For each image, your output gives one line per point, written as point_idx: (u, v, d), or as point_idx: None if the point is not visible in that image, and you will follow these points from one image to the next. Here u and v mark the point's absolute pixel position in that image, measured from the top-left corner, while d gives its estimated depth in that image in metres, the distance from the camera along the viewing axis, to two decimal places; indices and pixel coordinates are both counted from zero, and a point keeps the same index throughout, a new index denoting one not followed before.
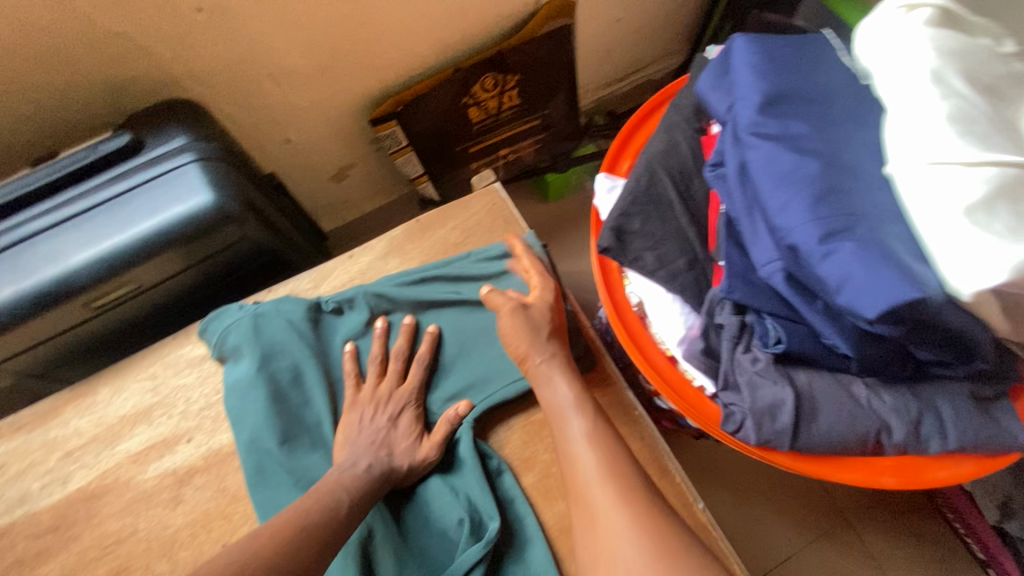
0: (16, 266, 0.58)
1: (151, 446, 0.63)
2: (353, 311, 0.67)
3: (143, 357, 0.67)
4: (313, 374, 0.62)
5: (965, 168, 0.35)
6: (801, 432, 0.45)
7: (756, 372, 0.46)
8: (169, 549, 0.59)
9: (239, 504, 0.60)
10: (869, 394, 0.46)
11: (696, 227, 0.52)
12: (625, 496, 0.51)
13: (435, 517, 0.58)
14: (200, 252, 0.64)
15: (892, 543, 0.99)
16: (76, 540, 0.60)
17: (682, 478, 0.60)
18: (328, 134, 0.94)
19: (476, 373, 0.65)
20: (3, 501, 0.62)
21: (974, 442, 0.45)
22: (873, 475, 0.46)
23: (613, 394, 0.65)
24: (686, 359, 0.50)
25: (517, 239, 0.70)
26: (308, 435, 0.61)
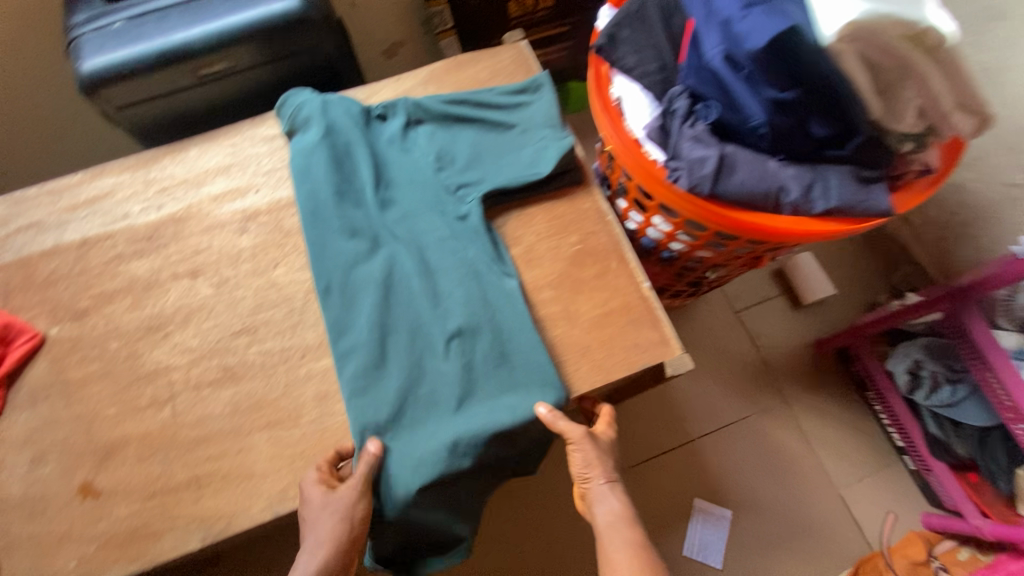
0: (153, 29, 0.76)
1: (226, 192, 0.81)
2: (396, 117, 0.83)
3: (226, 130, 0.85)
4: (361, 151, 0.78)
5: None
6: (720, 180, 0.60)
7: (694, 138, 0.61)
8: (235, 260, 0.76)
9: (291, 237, 0.78)
10: (777, 166, 0.61)
11: (671, 45, 0.67)
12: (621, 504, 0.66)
13: (438, 264, 0.73)
14: (284, 46, 0.81)
15: (820, 423, 1.15)
16: (164, 247, 0.78)
17: (635, 264, 0.76)
18: (387, 6, 1.11)
19: (486, 171, 0.79)
20: (111, 214, 0.80)
21: (851, 204, 0.59)
22: (772, 226, 0.61)
23: (592, 201, 0.80)
24: (647, 138, 0.66)
25: (533, 79, 0.85)
26: (354, 193, 0.77)
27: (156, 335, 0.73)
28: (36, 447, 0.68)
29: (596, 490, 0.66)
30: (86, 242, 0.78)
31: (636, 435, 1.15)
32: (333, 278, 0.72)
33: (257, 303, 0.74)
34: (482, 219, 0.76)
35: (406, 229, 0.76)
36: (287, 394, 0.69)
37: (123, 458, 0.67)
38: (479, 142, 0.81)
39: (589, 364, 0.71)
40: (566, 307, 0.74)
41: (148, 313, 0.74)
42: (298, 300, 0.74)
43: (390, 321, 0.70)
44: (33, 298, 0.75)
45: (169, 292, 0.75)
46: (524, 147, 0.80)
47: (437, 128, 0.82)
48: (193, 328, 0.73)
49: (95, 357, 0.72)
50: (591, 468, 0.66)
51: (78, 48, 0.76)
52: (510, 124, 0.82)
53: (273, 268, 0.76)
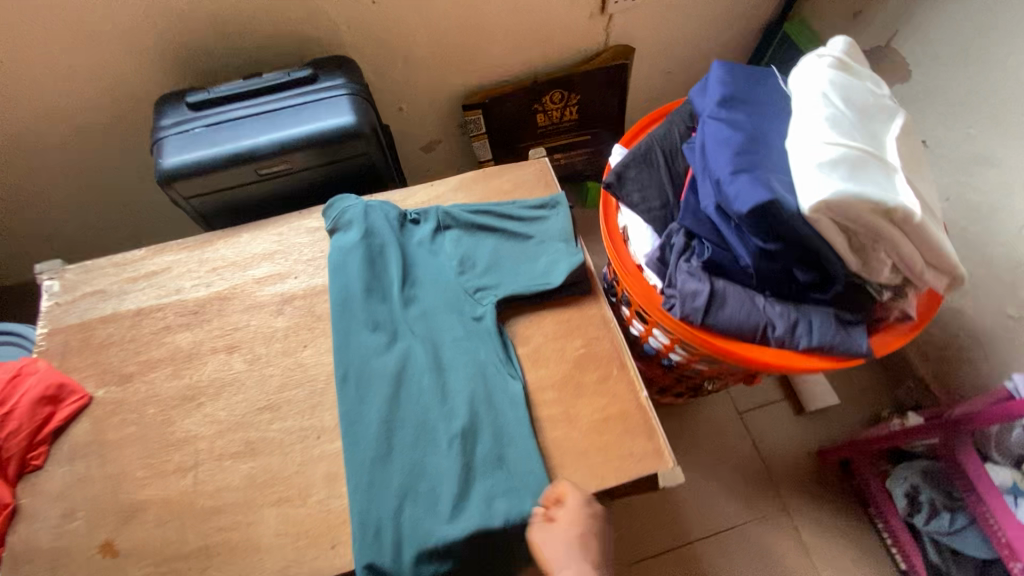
0: (227, 135, 0.89)
1: (269, 275, 0.90)
2: (427, 222, 0.93)
3: (277, 219, 0.96)
4: (393, 251, 0.88)
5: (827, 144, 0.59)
6: (711, 313, 0.66)
7: (689, 272, 0.68)
8: (269, 339, 0.84)
9: (322, 322, 0.85)
10: (765, 302, 0.67)
11: (674, 185, 0.76)
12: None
13: (450, 362, 0.80)
14: (335, 154, 0.93)
15: (821, 537, 1.14)
16: (208, 322, 0.86)
17: (634, 373, 0.82)
18: (428, 112, 1.25)
19: (502, 277, 0.88)
20: (166, 288, 0.89)
21: (831, 344, 0.65)
22: (759, 358, 0.67)
23: (598, 309, 0.87)
24: (648, 265, 0.73)
25: (552, 197, 0.95)
26: (382, 289, 0.86)
27: (189, 404, 0.80)
28: (67, 502, 0.73)
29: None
30: (140, 312, 0.87)
31: (634, 534, 1.15)
32: (354, 367, 0.80)
33: (283, 381, 0.81)
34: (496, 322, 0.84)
35: (426, 326, 0.84)
36: (301, 471, 0.75)
37: (142, 521, 0.72)
38: (498, 250, 0.91)
39: (585, 468, 0.75)
40: (566, 409, 0.79)
41: (185, 382, 0.81)
42: (321, 381, 0.81)
43: (401, 413, 0.77)
44: (87, 360, 0.84)
45: (206, 364, 0.83)
46: (539, 259, 0.89)
47: (462, 234, 0.92)
48: (223, 401, 0.80)
49: (132, 420, 0.79)
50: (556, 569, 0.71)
51: (162, 146, 0.88)
52: (528, 236, 0.91)
53: (302, 349, 0.84)
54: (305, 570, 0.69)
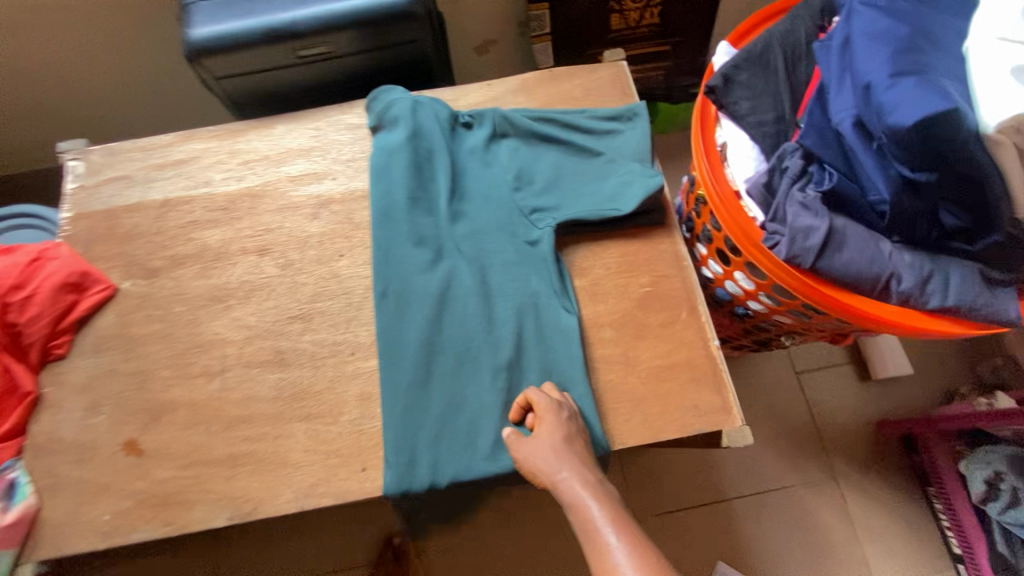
0: (260, 5, 0.77)
1: (305, 174, 0.81)
2: (481, 126, 0.81)
3: (314, 112, 0.85)
4: (442, 158, 0.77)
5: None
6: (825, 256, 0.55)
7: (803, 203, 0.56)
8: (302, 245, 0.77)
9: (360, 231, 0.77)
10: (892, 248, 0.55)
11: (792, 97, 0.62)
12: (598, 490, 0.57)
13: (499, 287, 0.72)
14: (383, 37, 0.80)
15: (869, 509, 1.07)
16: (237, 220, 0.79)
17: (705, 319, 0.72)
18: (487, 3, 1.09)
19: (563, 197, 0.77)
20: (194, 180, 0.82)
21: (969, 306, 0.53)
22: (873, 315, 0.56)
23: (671, 243, 0.75)
24: (748, 193, 0.61)
25: (628, 108, 0.81)
26: (427, 200, 0.76)
27: (217, 306, 0.74)
28: (92, 395, 0.70)
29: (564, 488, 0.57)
30: (167, 203, 0.80)
31: (668, 484, 1.10)
32: (393, 283, 0.72)
33: (316, 292, 0.74)
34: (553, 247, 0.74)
35: (474, 245, 0.74)
36: (332, 389, 0.69)
37: (168, 423, 0.68)
38: (561, 165, 0.79)
39: (640, 418, 0.67)
40: (625, 352, 0.70)
41: (213, 283, 0.75)
42: (357, 295, 0.74)
43: (441, 337, 0.69)
44: (112, 250, 0.78)
45: (236, 266, 0.76)
46: (608, 180, 0.77)
47: (522, 145, 0.80)
48: (252, 306, 0.74)
49: (157, 318, 0.74)
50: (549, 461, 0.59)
51: (190, 16, 0.77)
52: (596, 152, 0.79)
53: (337, 259, 0.76)
54: (333, 490, 0.65)
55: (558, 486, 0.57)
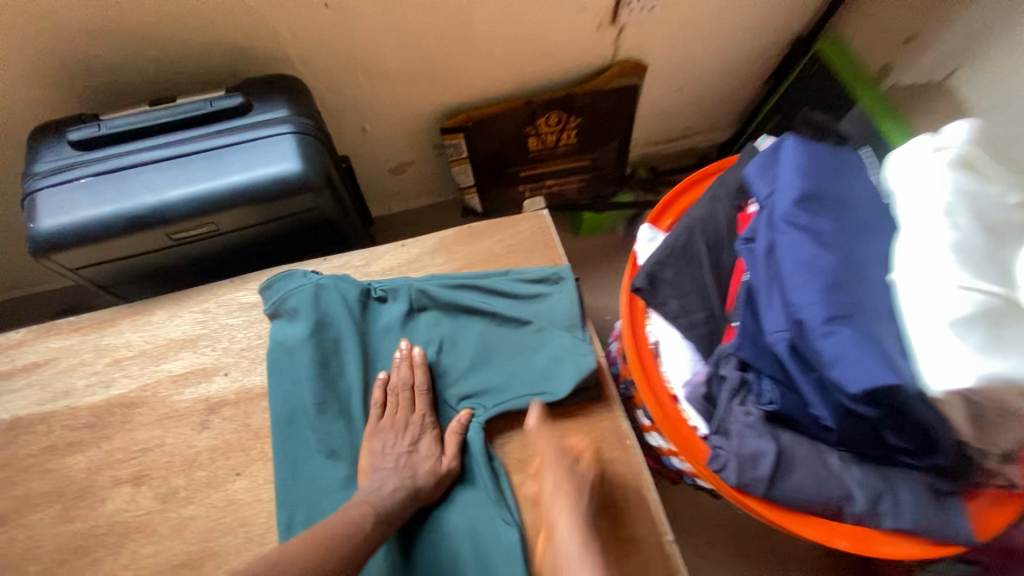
0: (121, 187, 0.66)
1: (190, 371, 0.69)
2: (396, 301, 0.73)
3: (201, 291, 0.74)
4: (352, 348, 0.69)
5: (962, 290, 0.41)
6: (775, 484, 0.51)
7: (746, 424, 0.52)
8: (188, 466, 0.65)
9: (259, 441, 0.66)
10: (840, 464, 0.52)
11: (720, 290, 0.58)
12: None
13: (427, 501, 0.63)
14: (275, 210, 0.71)
15: None
16: (106, 440, 0.65)
17: (657, 510, 0.65)
18: (399, 132, 1.03)
19: (490, 380, 0.70)
20: (49, 390, 0.68)
21: (922, 525, 0.51)
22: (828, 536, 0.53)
23: (610, 420, 0.70)
24: (687, 400, 0.56)
25: (555, 269, 0.75)
26: (338, 401, 0.67)
27: (79, 562, 0.60)
28: None
29: None
30: (13, 425, 0.66)
31: None
32: (301, 511, 0.61)
33: (207, 528, 0.62)
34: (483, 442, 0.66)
35: None
36: None
37: None
38: (486, 339, 0.71)
39: None
40: None
41: (74, 530, 0.61)
42: (258, 526, 0.62)
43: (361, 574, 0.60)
44: None
45: (104, 503, 0.63)
46: (537, 357, 0.70)
47: (442, 319, 0.72)
48: (125, 557, 0.60)
49: None
50: None
51: (34, 204, 0.65)
52: (523, 321, 0.72)
53: (231, 480, 0.64)
54: None
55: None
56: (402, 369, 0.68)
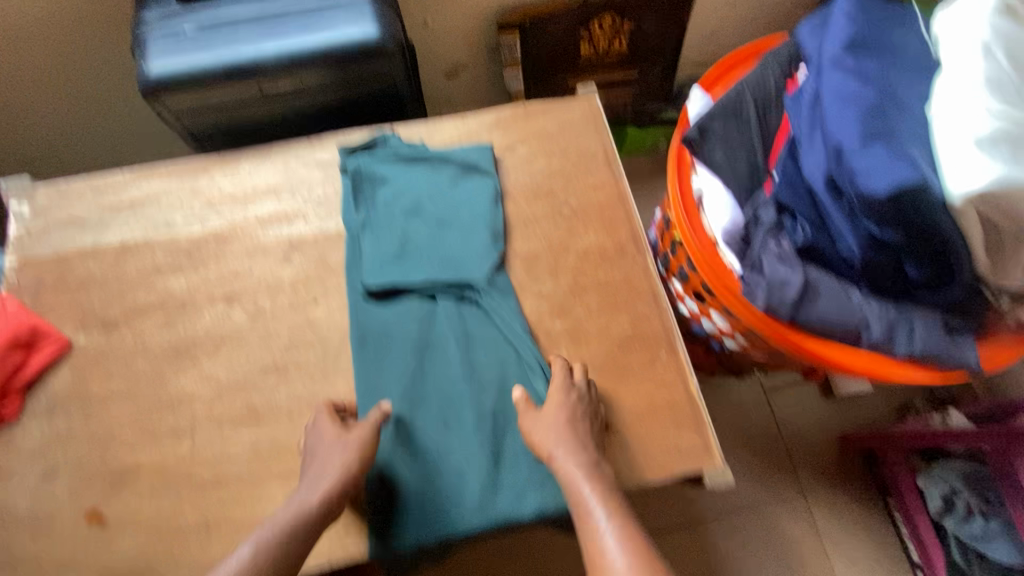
0: (221, 38, 0.73)
1: (274, 215, 0.78)
2: (446, 170, 0.81)
3: (283, 148, 0.82)
4: (399, 189, 0.79)
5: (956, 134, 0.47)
6: (802, 307, 0.56)
7: (778, 255, 0.58)
8: (273, 291, 0.74)
9: (334, 275, 0.75)
10: (862, 297, 0.58)
11: (765, 146, 0.64)
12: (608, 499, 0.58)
13: (478, 339, 0.72)
14: (353, 72, 0.77)
15: (840, 524, 1.08)
16: (203, 266, 0.75)
17: (685, 359, 0.73)
18: (458, 29, 1.07)
19: (482, 231, 0.77)
20: (154, 221, 0.77)
21: (931, 354, 0.56)
22: (843, 357, 0.58)
23: (649, 281, 0.76)
24: (726, 243, 0.62)
25: (472, 152, 0.81)
26: (382, 229, 0.77)
27: (182, 360, 0.70)
28: (48, 460, 0.65)
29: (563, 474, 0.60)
30: (124, 248, 0.75)
31: (650, 505, 1.09)
32: (371, 328, 0.71)
33: (289, 342, 0.71)
34: (508, 285, 0.75)
35: (448, 269, 0.75)
36: None
37: (132, 489, 0.64)
38: (482, 203, 0.79)
39: (626, 460, 0.67)
40: (609, 393, 0.71)
41: (178, 334, 0.71)
42: (333, 344, 0.71)
43: (416, 379, 0.69)
44: (64, 300, 0.73)
45: (201, 315, 0.72)
46: (485, 217, 0.78)
47: (468, 185, 0.80)
48: (222, 358, 0.70)
49: (118, 372, 0.69)
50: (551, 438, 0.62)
51: (146, 48, 0.73)
52: (490, 176, 0.80)
53: (312, 306, 0.73)
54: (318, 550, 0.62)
55: (597, 533, 0.56)
56: (470, 194, 0.79)
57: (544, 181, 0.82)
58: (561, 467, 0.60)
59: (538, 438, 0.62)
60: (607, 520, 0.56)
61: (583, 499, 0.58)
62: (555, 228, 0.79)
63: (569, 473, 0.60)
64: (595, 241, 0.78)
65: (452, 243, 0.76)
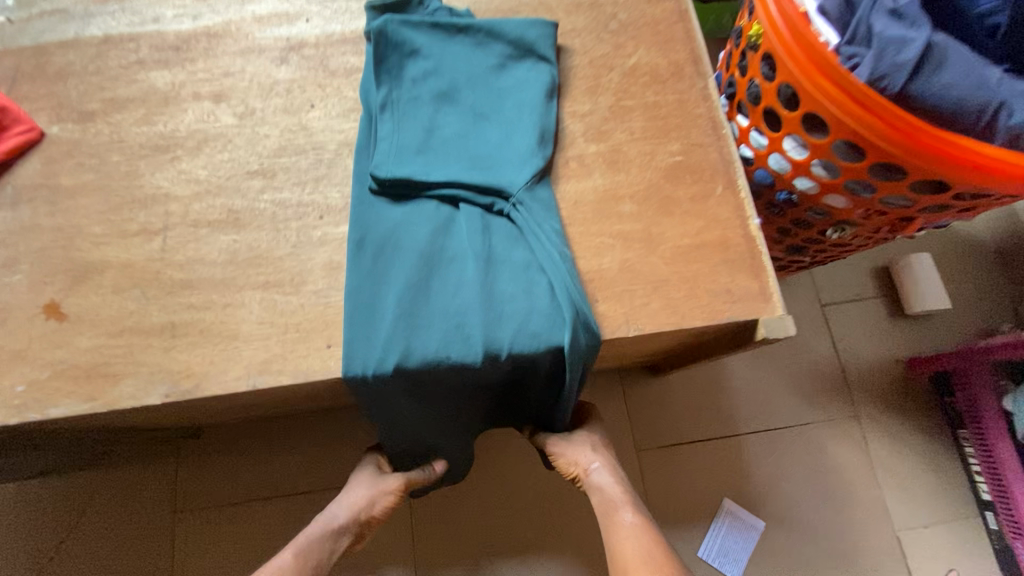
0: None
1: (272, 14, 0.67)
2: (492, 49, 0.63)
3: None
4: (429, 66, 0.61)
5: None
6: (920, 75, 0.43)
7: (893, 12, 0.44)
8: (266, 93, 0.64)
9: (335, 80, 0.64)
10: (1002, 75, 0.43)
11: None
12: (641, 516, 0.65)
13: (507, 263, 0.56)
14: None
15: (894, 450, 0.96)
16: (191, 63, 0.65)
17: (745, 194, 0.59)
18: None
19: (527, 133, 0.59)
20: (140, 14, 0.68)
21: None
22: (972, 153, 0.44)
23: (708, 107, 0.62)
24: (819, 14, 0.48)
25: (533, 33, 0.63)
26: (406, 107, 0.60)
27: (161, 158, 0.62)
28: (9, 250, 0.59)
29: (589, 483, 0.68)
30: (106, 40, 0.67)
31: (681, 413, 0.97)
32: (374, 230, 0.57)
33: (280, 146, 0.62)
34: (552, 201, 0.59)
35: (477, 171, 0.58)
36: (294, 254, 0.58)
37: (98, 284, 0.57)
38: (534, 98, 0.61)
39: (662, 302, 0.56)
40: (648, 228, 0.58)
41: (158, 131, 0.63)
42: (328, 152, 0.61)
43: (421, 284, 0.55)
44: (40, 90, 0.65)
45: (185, 113, 0.64)
46: (533, 113, 0.60)
47: (515, 77, 0.62)
48: (204, 158, 0.61)
49: (92, 166, 0.62)
50: (581, 456, 0.69)
51: None
52: (548, 65, 0.63)
53: (307, 111, 0.63)
54: (294, 366, 0.54)
55: (625, 533, 0.63)
56: (516, 83, 0.62)
57: None
58: (592, 477, 0.68)
59: (572, 458, 0.69)
60: (634, 518, 0.64)
61: (618, 520, 0.65)
62: (598, 43, 0.66)
63: (602, 491, 0.67)
64: (644, 60, 0.65)
65: (488, 145, 0.59)
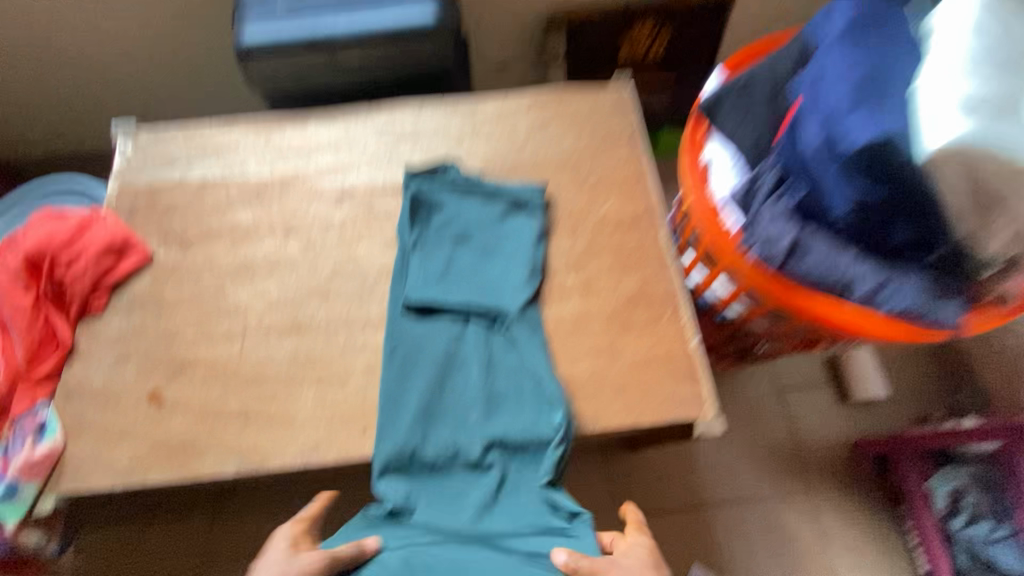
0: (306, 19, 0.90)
1: (331, 166, 0.89)
2: (496, 203, 0.83)
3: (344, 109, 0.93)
4: (449, 216, 0.82)
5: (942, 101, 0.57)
6: (790, 261, 0.67)
7: (773, 217, 0.68)
8: (324, 229, 0.84)
9: (377, 219, 0.84)
10: (850, 260, 0.66)
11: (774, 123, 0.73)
12: None
13: (504, 370, 0.73)
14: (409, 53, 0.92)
15: (842, 525, 1.09)
16: (268, 204, 0.86)
17: (687, 321, 0.76)
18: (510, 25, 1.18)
19: (521, 269, 0.79)
20: (231, 164, 0.89)
21: (913, 309, 0.64)
22: (834, 310, 0.67)
23: (660, 249, 0.82)
24: (728, 205, 0.74)
25: (528, 192, 0.83)
26: (430, 248, 0.80)
27: (242, 278, 0.81)
28: (123, 348, 0.77)
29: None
30: (205, 183, 0.88)
31: (654, 486, 1.11)
32: (401, 342, 0.74)
33: (333, 271, 0.81)
34: (539, 321, 0.77)
35: (482, 298, 0.77)
36: (341, 357, 0.75)
37: (190, 377, 0.75)
38: (528, 242, 0.80)
39: (621, 403, 0.73)
40: (612, 343, 0.76)
41: (241, 256, 0.82)
42: (370, 277, 0.80)
43: (438, 387, 0.72)
44: (152, 221, 0.85)
45: (262, 243, 0.83)
46: (527, 253, 0.80)
47: (514, 225, 0.82)
48: (274, 280, 0.81)
49: (189, 283, 0.81)
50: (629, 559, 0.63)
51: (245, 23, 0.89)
52: (540, 215, 0.83)
53: (355, 244, 0.83)
54: (338, 447, 0.70)
55: None
56: (514, 228, 0.82)
57: (572, 154, 0.89)
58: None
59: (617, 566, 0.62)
60: None
61: None
62: (578, 196, 0.86)
63: None
64: (613, 210, 0.85)
65: (492, 277, 0.78)
